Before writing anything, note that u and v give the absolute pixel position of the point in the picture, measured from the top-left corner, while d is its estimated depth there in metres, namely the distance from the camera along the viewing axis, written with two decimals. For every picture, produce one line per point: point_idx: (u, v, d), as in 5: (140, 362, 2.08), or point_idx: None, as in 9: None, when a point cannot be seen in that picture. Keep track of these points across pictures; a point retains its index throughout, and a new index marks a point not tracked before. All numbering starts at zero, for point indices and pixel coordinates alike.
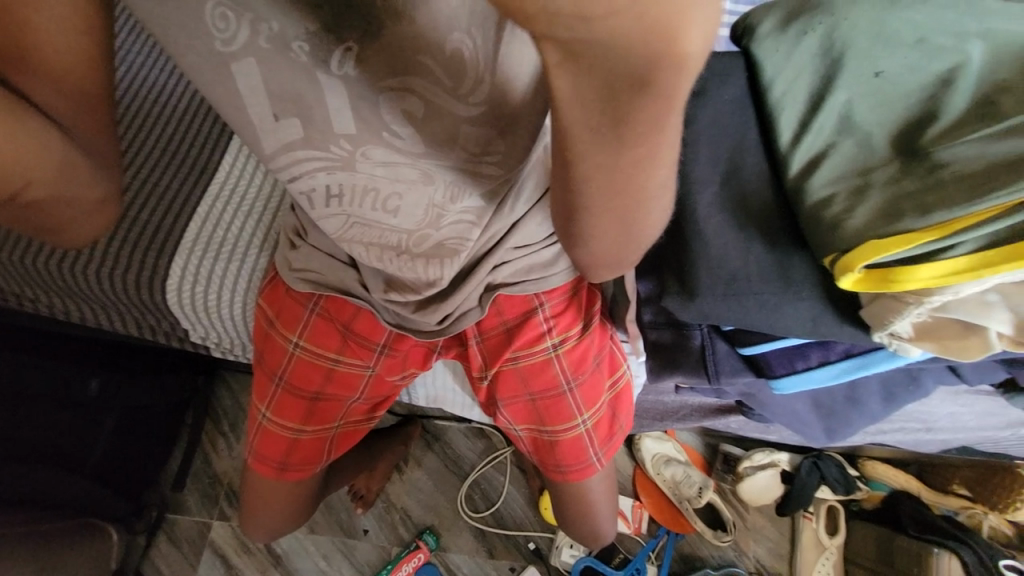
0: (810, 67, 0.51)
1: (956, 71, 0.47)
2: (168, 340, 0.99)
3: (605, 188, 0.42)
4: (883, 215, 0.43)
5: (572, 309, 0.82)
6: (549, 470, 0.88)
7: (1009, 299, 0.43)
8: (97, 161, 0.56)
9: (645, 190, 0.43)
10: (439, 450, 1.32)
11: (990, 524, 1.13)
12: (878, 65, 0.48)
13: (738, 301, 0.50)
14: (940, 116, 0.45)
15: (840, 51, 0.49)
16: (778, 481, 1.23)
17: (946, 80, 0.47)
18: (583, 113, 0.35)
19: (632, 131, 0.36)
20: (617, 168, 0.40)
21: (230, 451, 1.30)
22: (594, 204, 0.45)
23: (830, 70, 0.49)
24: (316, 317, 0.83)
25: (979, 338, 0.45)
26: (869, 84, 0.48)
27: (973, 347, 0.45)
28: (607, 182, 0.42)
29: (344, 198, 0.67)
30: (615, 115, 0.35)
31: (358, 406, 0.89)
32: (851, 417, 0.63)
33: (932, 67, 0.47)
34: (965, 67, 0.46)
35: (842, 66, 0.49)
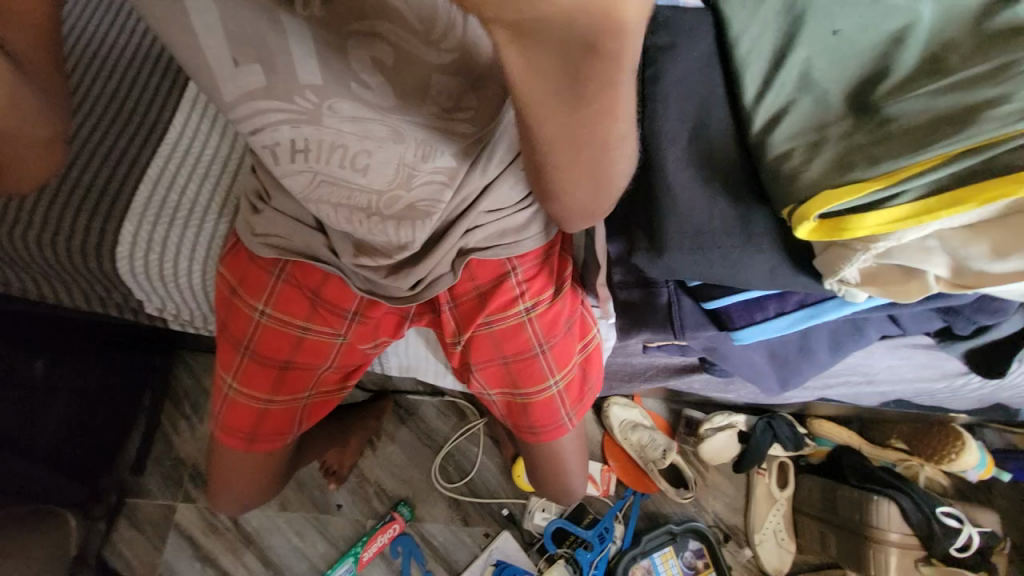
0: (774, 25, 0.51)
1: (907, 30, 0.49)
2: (122, 312, 0.94)
3: (568, 143, 0.45)
4: (837, 166, 0.45)
5: (544, 274, 0.83)
6: (523, 432, 0.91)
7: (948, 244, 0.46)
8: (45, 95, 0.55)
9: (607, 141, 0.45)
10: (413, 424, 1.33)
11: (925, 475, 1.25)
12: (835, 24, 0.50)
13: (703, 254, 0.53)
14: (890, 73, 0.48)
15: (803, 8, 0.50)
16: (734, 441, 1.31)
17: (897, 39, 0.49)
18: (540, 83, 0.37)
19: (586, 90, 0.38)
20: (577, 124, 0.42)
21: (192, 433, 1.26)
22: (559, 158, 0.47)
23: (793, 27, 0.50)
24: (282, 284, 0.81)
25: (919, 281, 0.49)
26: (826, 43, 0.50)
27: (913, 289, 0.49)
28: (569, 137, 0.44)
29: (309, 153, 0.66)
30: (571, 79, 0.37)
31: (329, 376, 0.88)
32: (802, 367, 0.68)
33: (884, 28, 0.49)
34: (915, 27, 0.49)
35: (803, 24, 0.50)
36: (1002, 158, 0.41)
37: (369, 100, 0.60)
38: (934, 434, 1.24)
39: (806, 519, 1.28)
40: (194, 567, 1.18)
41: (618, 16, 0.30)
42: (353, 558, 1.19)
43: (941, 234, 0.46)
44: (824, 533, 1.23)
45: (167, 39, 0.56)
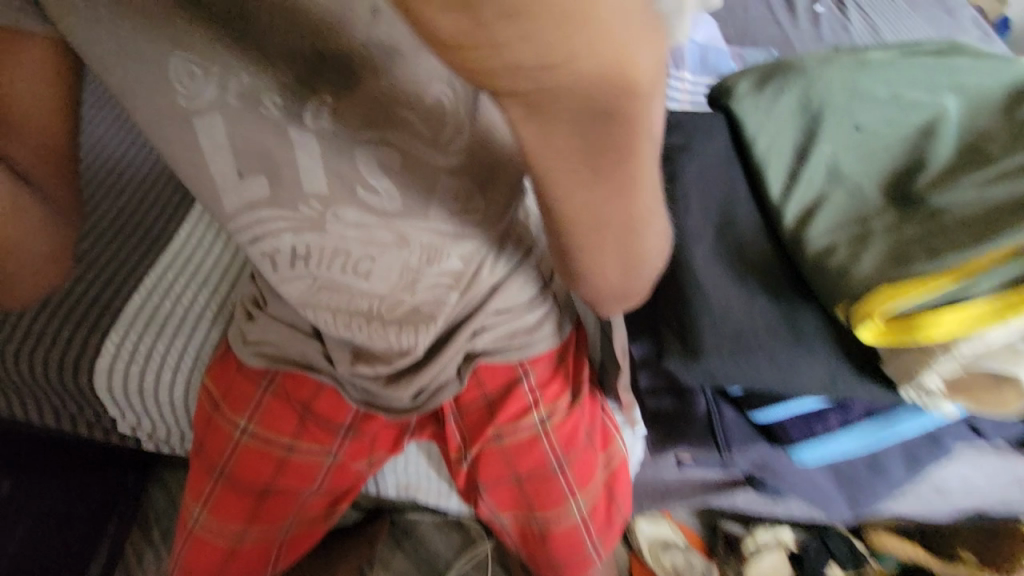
0: (792, 124, 0.52)
1: (934, 122, 0.50)
2: (92, 431, 0.85)
3: (595, 223, 0.40)
4: (892, 260, 0.43)
5: (559, 378, 0.75)
6: (541, 567, 0.76)
7: None
8: (52, 206, 0.59)
9: (635, 220, 0.41)
10: (410, 548, 1.15)
11: None
12: (857, 119, 0.51)
13: (748, 361, 0.46)
14: (927, 165, 0.48)
15: (818, 109, 0.52)
16: (785, 563, 1.10)
17: (925, 131, 0.50)
18: (559, 156, 0.34)
19: (606, 158, 0.35)
20: (601, 200, 0.38)
21: (157, 566, 1.07)
22: (586, 243, 0.42)
23: (810, 125, 0.51)
24: (270, 397, 0.73)
25: (1012, 389, 0.42)
26: (853, 137, 0.50)
27: (1008, 397, 0.42)
28: (595, 217, 0.40)
29: (310, 260, 0.62)
30: (587, 147, 0.34)
31: (316, 502, 0.76)
32: (876, 488, 0.57)
33: (910, 120, 0.51)
34: (942, 118, 0.50)
35: (822, 121, 0.51)
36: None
37: (379, 206, 0.58)
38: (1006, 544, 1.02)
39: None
40: None
41: (629, 73, 0.28)
42: None
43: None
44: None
45: (170, 151, 0.55)
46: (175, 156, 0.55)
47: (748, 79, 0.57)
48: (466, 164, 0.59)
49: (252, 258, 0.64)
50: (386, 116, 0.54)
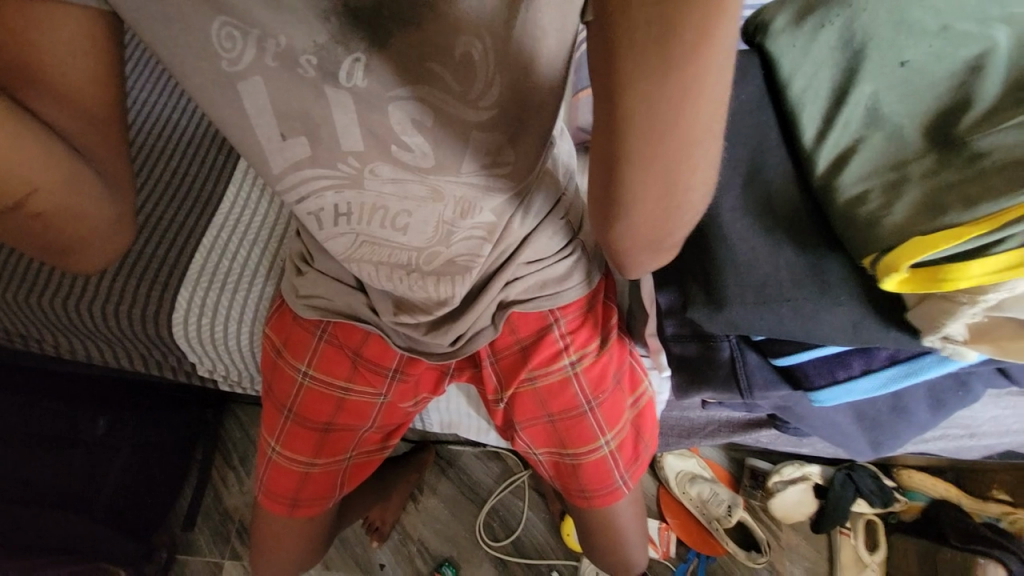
0: (830, 60, 0.51)
1: (983, 58, 0.47)
2: (176, 375, 0.97)
3: (652, 139, 0.38)
4: (925, 209, 0.42)
5: (588, 325, 0.79)
6: (573, 496, 0.84)
7: None
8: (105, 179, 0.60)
9: (690, 139, 0.39)
10: (454, 475, 1.28)
11: None
12: (902, 55, 0.48)
13: (772, 309, 0.48)
14: (975, 103, 0.45)
15: (861, 43, 0.50)
16: (810, 496, 1.17)
17: (974, 67, 0.47)
18: (634, 36, 0.32)
19: (681, 48, 0.32)
20: (664, 108, 0.36)
21: (241, 486, 1.26)
22: (639, 164, 0.40)
23: (851, 62, 0.50)
24: (324, 345, 0.80)
25: None
26: (894, 74, 0.48)
27: None
28: (653, 132, 0.38)
29: (352, 216, 0.67)
30: (659, 30, 0.32)
31: (371, 436, 0.86)
32: (897, 428, 0.59)
33: (959, 53, 0.48)
34: (992, 54, 0.47)
35: (864, 57, 0.49)
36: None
37: (415, 164, 0.60)
38: None
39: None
40: None
41: None
42: None
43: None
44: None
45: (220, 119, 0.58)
46: (223, 121, 0.59)
47: (788, 11, 0.55)
48: (492, 116, 0.56)
49: (300, 218, 0.69)
50: (417, 70, 0.52)
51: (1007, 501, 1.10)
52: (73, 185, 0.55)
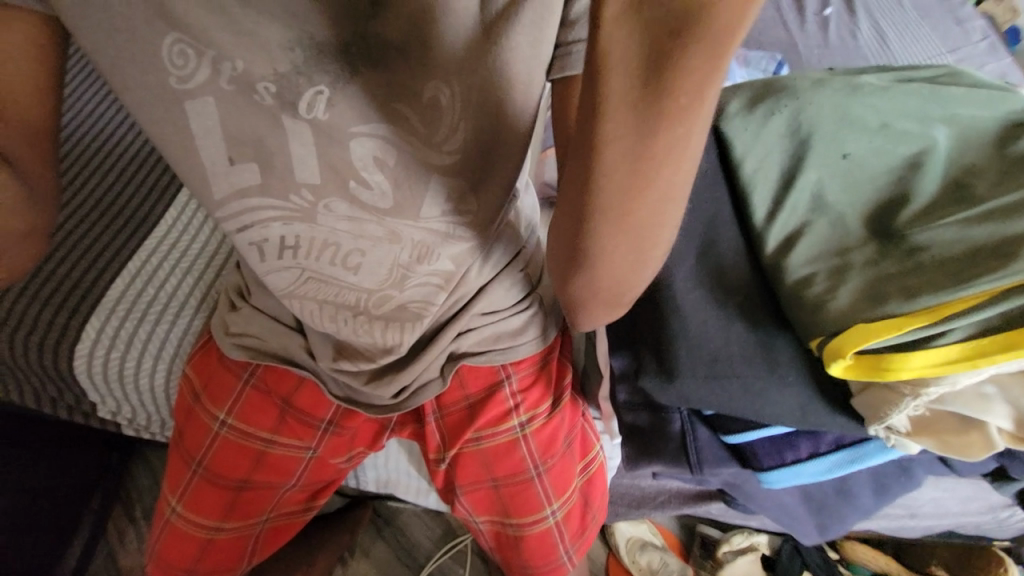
0: (779, 147, 0.53)
1: (924, 155, 0.50)
2: (71, 414, 0.85)
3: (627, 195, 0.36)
4: (867, 298, 0.43)
5: (541, 383, 0.75)
6: (514, 570, 0.77)
7: (1006, 391, 0.42)
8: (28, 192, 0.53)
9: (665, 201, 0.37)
10: (390, 536, 1.17)
11: None
12: (845, 147, 0.51)
13: (722, 384, 0.47)
14: (912, 199, 0.48)
15: (807, 133, 0.52)
16: (759, 567, 1.13)
17: (913, 164, 0.49)
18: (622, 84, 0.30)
19: (670, 103, 0.31)
20: (642, 163, 0.34)
21: (140, 542, 1.10)
22: (612, 213, 0.38)
23: (798, 150, 0.52)
24: (250, 390, 0.73)
25: (981, 433, 0.44)
26: (837, 165, 0.51)
27: (976, 444, 0.44)
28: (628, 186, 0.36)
29: (299, 249, 0.61)
30: (653, 74, 0.30)
31: (294, 495, 0.76)
32: (844, 513, 0.58)
33: (898, 150, 0.50)
34: (931, 152, 0.50)
35: (810, 146, 0.52)
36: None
37: (372, 203, 0.57)
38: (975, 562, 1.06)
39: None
40: None
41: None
42: None
43: (998, 378, 0.42)
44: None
45: (158, 137, 0.53)
46: (161, 138, 0.53)
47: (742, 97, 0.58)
48: (455, 162, 0.55)
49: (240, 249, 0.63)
50: (384, 107, 0.51)
51: None
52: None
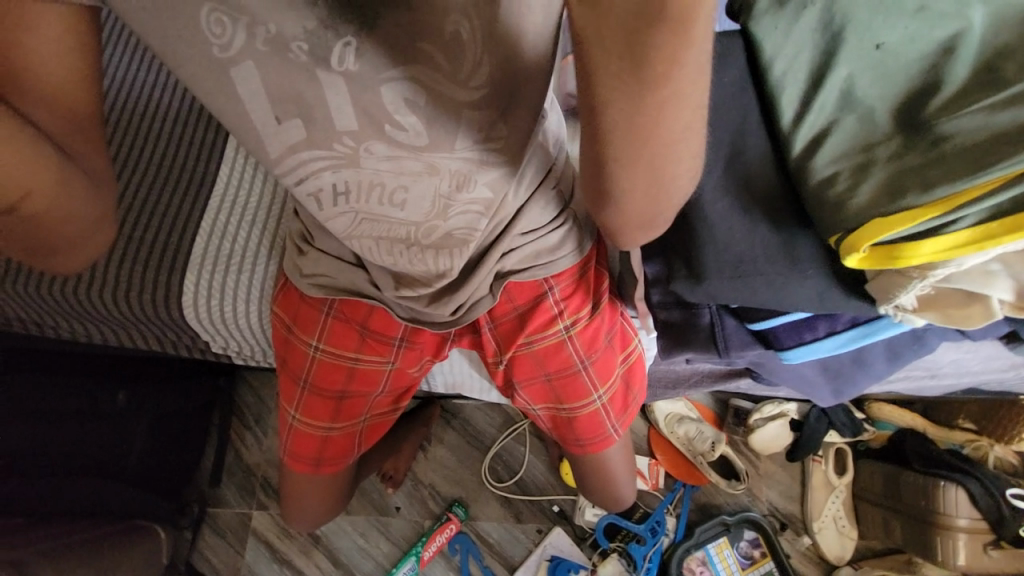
0: (809, 44, 0.52)
1: (957, 38, 0.49)
2: (191, 352, 1.01)
3: (630, 132, 0.41)
4: (887, 193, 0.45)
5: (581, 291, 0.83)
6: (570, 444, 0.92)
7: (1012, 268, 0.46)
8: (91, 178, 0.56)
9: (669, 140, 0.43)
10: (459, 426, 1.38)
11: (996, 456, 1.19)
12: (878, 38, 0.50)
13: (745, 282, 0.53)
14: (943, 86, 0.48)
15: (840, 26, 0.50)
16: (787, 430, 1.29)
17: (947, 49, 0.49)
18: (607, 62, 0.36)
19: (652, 72, 0.36)
20: (642, 117, 0.40)
21: (258, 444, 1.39)
22: (624, 157, 0.45)
23: (830, 46, 0.51)
24: (332, 320, 0.85)
25: (981, 306, 0.49)
26: (870, 58, 0.50)
27: (975, 314, 0.49)
28: (631, 127, 0.41)
29: (351, 195, 0.66)
30: (631, 53, 0.35)
31: (383, 399, 0.92)
32: (856, 377, 0.66)
33: (933, 35, 0.49)
34: (966, 34, 0.48)
35: (842, 41, 0.51)
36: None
37: (408, 142, 0.59)
38: (1004, 415, 1.17)
39: (874, 541, 1.29)
40: (272, 567, 1.30)
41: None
42: (415, 557, 1.26)
43: (1005, 258, 0.46)
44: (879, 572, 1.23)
45: (214, 107, 0.57)
46: (217, 108, 0.58)
47: None
48: (479, 96, 0.55)
49: (298, 198, 0.69)
50: (407, 48, 0.50)
51: (973, 429, 1.23)
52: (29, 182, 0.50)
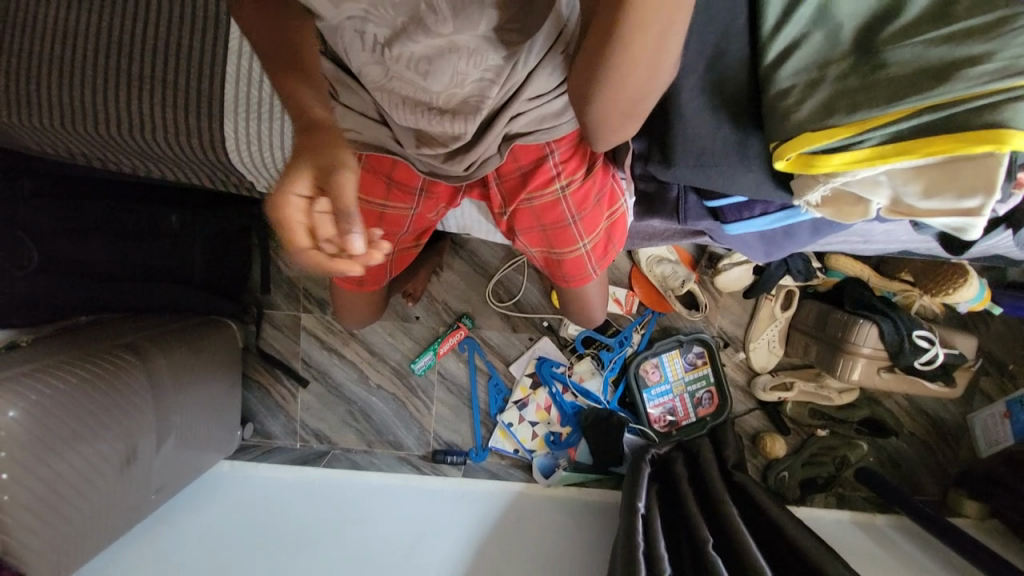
0: None
1: None
2: (240, 191, 1.19)
3: (642, 51, 0.54)
4: (822, 110, 0.60)
5: (578, 155, 0.96)
6: (557, 280, 1.14)
7: (892, 180, 0.63)
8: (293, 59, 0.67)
9: (666, 36, 0.53)
10: (466, 256, 1.64)
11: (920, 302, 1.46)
12: None
13: (703, 170, 0.71)
14: (899, 16, 0.59)
15: None
16: (748, 272, 1.53)
17: None
18: None
19: None
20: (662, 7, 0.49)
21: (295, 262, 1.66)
22: (627, 43, 0.54)
23: None
24: (361, 171, 1.00)
25: (863, 208, 0.67)
26: None
27: (856, 213, 0.67)
28: (646, 46, 0.54)
29: (387, 53, 0.72)
30: None
31: (407, 237, 1.11)
32: (786, 244, 0.84)
33: None
34: None
35: None
36: (958, 117, 0.56)
37: (435, 26, 0.66)
38: (941, 272, 1.37)
39: (795, 358, 1.66)
40: (323, 352, 1.70)
41: None
42: (433, 351, 1.64)
43: (892, 173, 0.62)
44: (791, 378, 1.62)
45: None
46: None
47: None
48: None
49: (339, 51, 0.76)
50: None
51: (909, 281, 1.46)
52: (295, 104, 0.64)
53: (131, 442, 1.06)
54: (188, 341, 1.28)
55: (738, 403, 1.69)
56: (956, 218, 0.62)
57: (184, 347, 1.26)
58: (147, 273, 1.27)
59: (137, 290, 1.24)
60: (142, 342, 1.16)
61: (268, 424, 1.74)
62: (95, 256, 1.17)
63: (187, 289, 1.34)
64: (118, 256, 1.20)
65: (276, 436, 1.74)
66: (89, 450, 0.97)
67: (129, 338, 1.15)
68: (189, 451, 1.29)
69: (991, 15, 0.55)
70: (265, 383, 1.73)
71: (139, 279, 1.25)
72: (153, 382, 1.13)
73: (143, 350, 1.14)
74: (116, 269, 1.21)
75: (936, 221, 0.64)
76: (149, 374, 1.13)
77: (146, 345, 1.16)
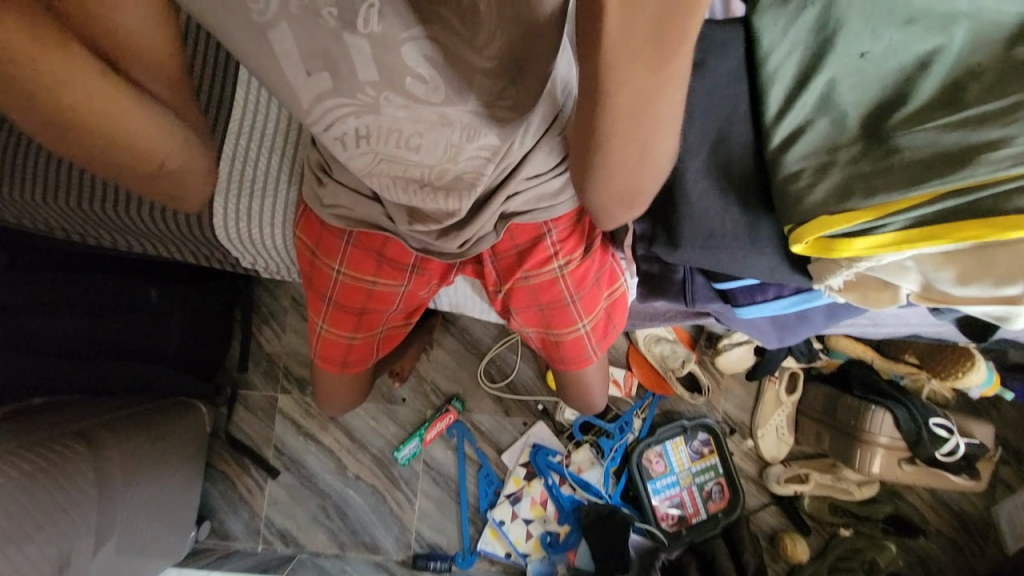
0: (803, 43, 0.63)
1: (932, 54, 0.61)
2: (223, 267, 1.13)
3: (622, 144, 0.56)
4: (838, 193, 0.60)
5: (576, 235, 0.93)
6: (555, 362, 1.06)
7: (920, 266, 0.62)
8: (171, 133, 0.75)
9: (646, 132, 0.54)
10: (457, 333, 1.57)
11: (931, 387, 1.37)
12: (863, 47, 0.61)
13: (712, 251, 0.70)
14: (906, 102, 0.60)
15: (833, 30, 0.62)
16: (750, 352, 1.45)
17: (922, 63, 0.61)
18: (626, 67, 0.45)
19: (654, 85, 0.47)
20: (641, 109, 0.50)
21: (277, 338, 1.57)
22: (610, 137, 0.55)
23: (819, 49, 0.62)
24: (352, 248, 0.95)
25: (891, 293, 0.66)
26: (854, 64, 0.62)
27: (885, 298, 0.67)
28: (628, 141, 0.55)
29: (371, 138, 0.72)
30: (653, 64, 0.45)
31: (397, 316, 1.05)
32: (799, 328, 0.81)
33: (914, 49, 0.61)
34: (941, 52, 0.60)
35: (833, 45, 0.62)
36: (985, 201, 0.55)
37: (426, 95, 0.65)
38: (949, 353, 1.29)
39: (807, 447, 1.54)
40: (297, 438, 1.55)
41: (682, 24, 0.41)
42: (419, 438, 1.51)
43: (919, 258, 0.61)
44: (805, 470, 1.48)
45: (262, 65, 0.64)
46: (263, 72, 0.65)
47: None
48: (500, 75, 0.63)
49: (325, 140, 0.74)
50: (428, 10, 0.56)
51: (915, 363, 1.38)
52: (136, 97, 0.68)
53: (65, 547, 0.89)
54: (148, 428, 1.15)
55: (751, 497, 1.54)
56: (996, 303, 0.61)
57: (144, 435, 1.13)
58: (109, 350, 1.14)
59: (110, 370, 1.14)
60: (95, 428, 1.03)
61: (229, 523, 1.53)
62: (67, 329, 1.06)
63: (163, 368, 1.24)
64: (90, 337, 1.10)
65: (235, 538, 1.52)
66: (18, 555, 0.81)
67: (80, 424, 1.01)
68: (131, 558, 1.10)
69: (1002, 102, 0.57)
70: (230, 474, 1.54)
71: (101, 360, 1.13)
72: (100, 475, 0.98)
73: (93, 436, 1.01)
74: (81, 345, 1.09)
75: (973, 307, 0.62)
76: (99, 463, 0.99)
77: (98, 431, 1.03)
